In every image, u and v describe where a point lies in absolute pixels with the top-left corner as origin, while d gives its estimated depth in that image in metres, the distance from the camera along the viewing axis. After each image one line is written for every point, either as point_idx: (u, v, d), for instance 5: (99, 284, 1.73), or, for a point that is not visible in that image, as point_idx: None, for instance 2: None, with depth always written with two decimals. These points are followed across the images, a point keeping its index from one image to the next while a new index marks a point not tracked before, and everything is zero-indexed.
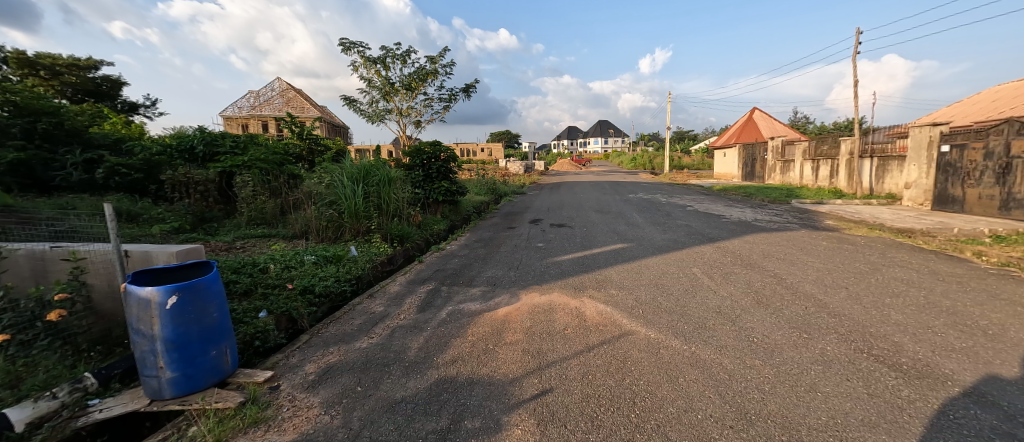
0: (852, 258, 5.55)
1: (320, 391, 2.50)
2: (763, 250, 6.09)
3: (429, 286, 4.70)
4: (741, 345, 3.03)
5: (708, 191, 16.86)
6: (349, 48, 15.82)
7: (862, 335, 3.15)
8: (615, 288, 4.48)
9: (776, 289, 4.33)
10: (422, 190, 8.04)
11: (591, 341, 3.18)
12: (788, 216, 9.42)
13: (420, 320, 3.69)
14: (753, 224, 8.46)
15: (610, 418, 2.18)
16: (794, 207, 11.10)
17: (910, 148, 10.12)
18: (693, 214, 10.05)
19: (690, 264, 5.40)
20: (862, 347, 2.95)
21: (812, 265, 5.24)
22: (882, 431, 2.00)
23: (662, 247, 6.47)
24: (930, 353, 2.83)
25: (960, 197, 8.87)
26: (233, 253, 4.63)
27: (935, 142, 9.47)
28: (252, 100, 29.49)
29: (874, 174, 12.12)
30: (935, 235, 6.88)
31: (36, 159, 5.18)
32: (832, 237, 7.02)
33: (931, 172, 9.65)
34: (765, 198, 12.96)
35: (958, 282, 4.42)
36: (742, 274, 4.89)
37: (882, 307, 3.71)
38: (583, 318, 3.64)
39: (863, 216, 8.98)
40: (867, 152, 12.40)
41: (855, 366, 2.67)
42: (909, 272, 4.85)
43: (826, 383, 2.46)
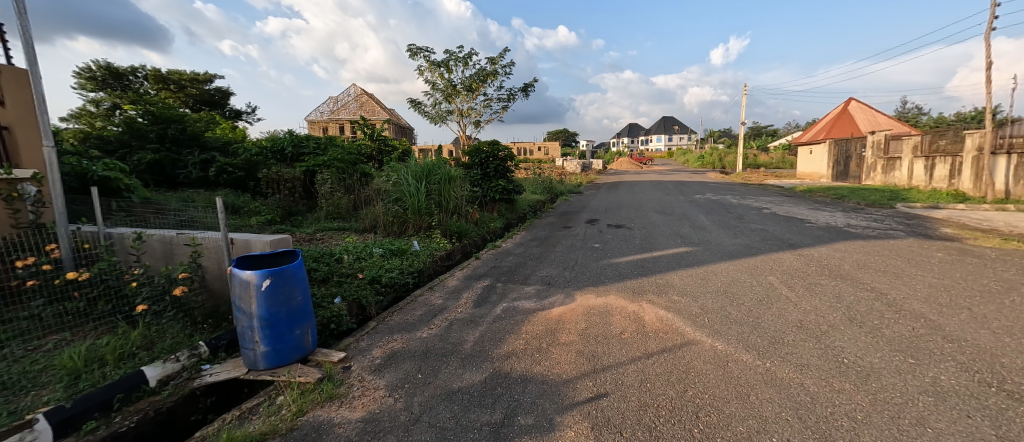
0: (977, 274, 4.78)
1: (386, 375, 2.70)
2: (855, 260, 5.48)
3: (485, 282, 4.85)
4: (825, 365, 2.78)
5: (788, 192, 15.46)
6: (417, 53, 16.64)
7: (989, 366, 2.73)
8: (678, 294, 4.30)
9: (874, 305, 3.87)
10: (480, 188, 8.26)
11: (649, 348, 3.10)
12: (888, 222, 8.36)
13: (477, 315, 3.82)
14: (844, 230, 7.63)
15: (669, 430, 2.13)
16: (896, 212, 9.81)
17: None
18: (769, 217, 9.31)
19: (764, 273, 5.01)
20: (989, 379, 2.57)
21: (921, 280, 4.61)
22: None
23: (731, 252, 6.08)
24: None
25: None
26: (314, 244, 5.13)
27: None
28: (332, 105, 32.19)
29: (1012, 173, 10.37)
30: None
31: (166, 159, 6.15)
32: (950, 248, 6.10)
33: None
34: (860, 201, 11.59)
35: None
36: (827, 286, 4.45)
37: (1017, 335, 3.18)
38: (641, 324, 3.55)
39: (988, 225, 7.69)
40: (1003, 147, 10.59)
41: (977, 402, 2.33)
42: None
43: (938, 418, 2.18)
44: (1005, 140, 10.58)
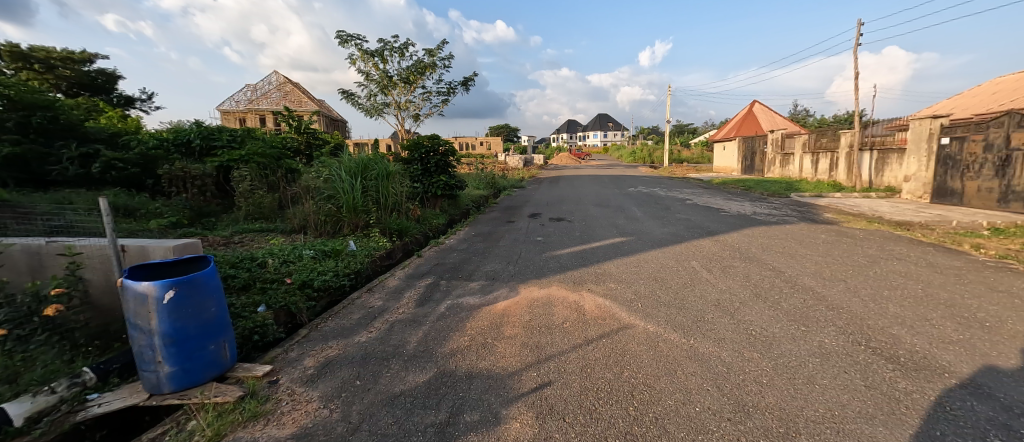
0: (850, 251, 5.58)
1: (319, 385, 2.51)
2: (761, 243, 6.12)
3: (428, 280, 4.70)
4: (738, 338, 3.06)
5: (708, 185, 16.88)
6: (347, 40, 15.70)
7: (859, 328, 3.19)
8: (614, 281, 4.49)
9: (774, 282, 4.34)
10: (421, 184, 8.03)
11: (589, 334, 3.19)
12: (787, 210, 9.45)
13: (420, 314, 3.69)
14: (753, 218, 8.48)
15: (607, 411, 2.20)
16: (793, 200, 11.13)
17: (910, 140, 9.90)
18: (693, 207, 10.08)
19: (689, 258, 5.41)
20: (860, 339, 3.00)
21: (810, 258, 5.28)
22: (876, 424, 2.06)
23: (661, 240, 6.49)
24: (928, 346, 2.89)
25: (958, 190, 8.72)
26: (231, 247, 4.63)
27: (935, 134, 9.23)
28: (249, 94, 29.37)
29: (874, 167, 12.15)
30: (933, 228, 6.84)
31: (32, 153, 5.17)
32: (830, 230, 7.06)
33: (931, 165, 9.43)
34: (765, 191, 12.99)
35: (955, 275, 4.49)
36: (740, 268, 4.92)
37: (880, 300, 3.77)
38: (582, 312, 3.65)
39: (861, 210, 8.99)
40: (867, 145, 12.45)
41: (851, 359, 2.73)
42: (906, 265, 4.87)
43: (822, 376, 2.52)
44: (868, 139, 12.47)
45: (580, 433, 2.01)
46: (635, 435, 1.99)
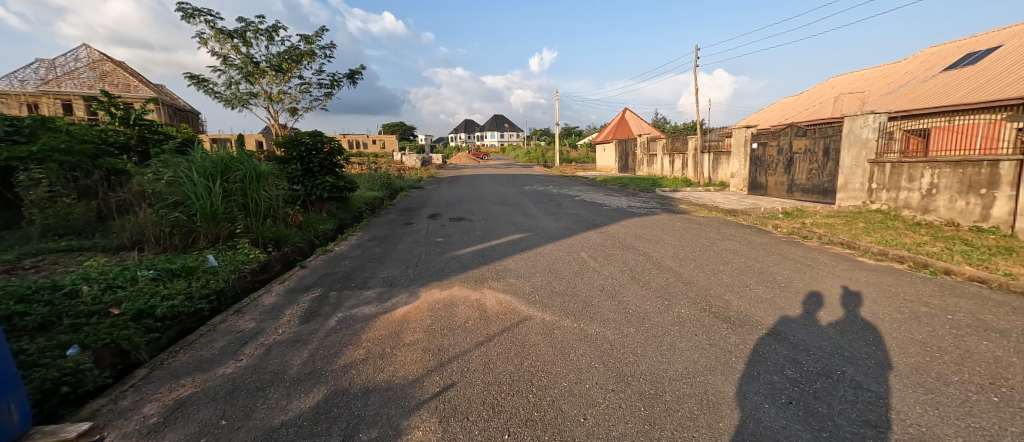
0: (699, 234, 6.69)
1: (168, 435, 2.07)
2: (636, 232, 6.94)
3: (315, 293, 4.24)
4: (619, 317, 3.41)
5: (592, 182, 18.54)
6: (193, 16, 13.27)
7: (705, 297, 3.84)
8: (514, 276, 4.63)
9: (644, 266, 4.96)
10: (301, 186, 7.18)
11: (491, 330, 3.23)
12: (653, 203, 10.90)
13: (303, 332, 3.31)
14: (629, 210, 9.58)
15: (510, 402, 2.25)
16: (659, 194, 12.88)
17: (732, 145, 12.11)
18: (580, 203, 10.97)
19: (579, 249, 5.87)
20: (705, 306, 3.62)
21: (671, 242, 6.18)
22: (718, 374, 2.52)
23: (555, 235, 6.91)
24: (750, 306, 3.64)
25: (765, 183, 10.98)
26: (19, 276, 3.52)
27: (747, 141, 11.57)
28: (46, 73, 22.78)
29: (710, 166, 14.65)
30: (750, 213, 8.55)
31: None
32: (684, 218, 8.36)
33: (746, 163, 11.68)
34: (637, 187, 14.78)
35: (766, 249, 5.72)
36: (620, 255, 5.51)
37: (717, 273, 4.59)
38: (483, 309, 3.68)
39: (705, 200, 10.81)
40: (704, 148, 15.06)
41: (700, 323, 3.27)
42: (736, 243, 6.03)
43: (682, 340, 2.96)
44: (705, 144, 15.09)
45: (483, 430, 2.02)
46: (535, 421, 2.07)
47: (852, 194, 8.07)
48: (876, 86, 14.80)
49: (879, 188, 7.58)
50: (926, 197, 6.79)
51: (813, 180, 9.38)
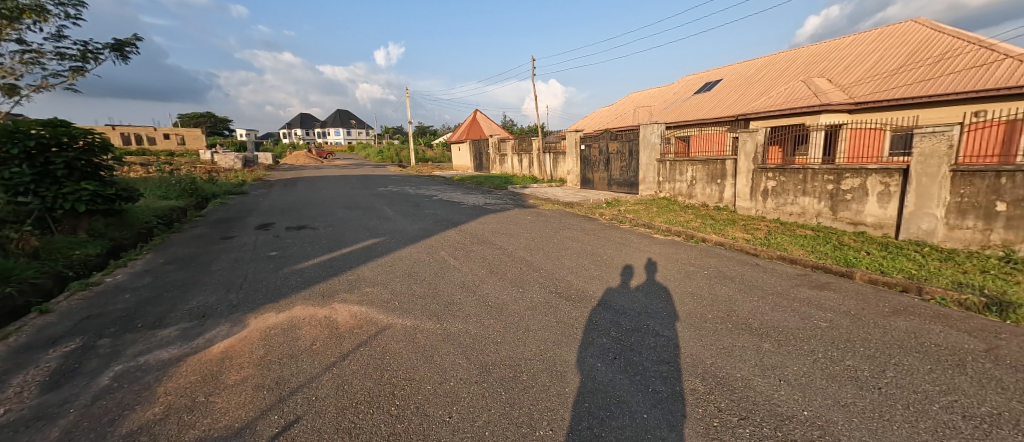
0: (546, 226, 7.52)
1: None
2: (492, 228, 7.39)
3: (74, 344, 3.20)
4: (480, 310, 3.65)
5: (449, 181, 18.78)
6: None
7: (552, 281, 4.40)
8: (370, 285, 4.45)
9: (498, 259, 5.34)
10: (38, 197, 5.25)
11: (347, 348, 3.07)
12: (506, 199, 11.71)
13: (54, 402, 2.44)
14: (484, 207, 10.07)
15: (370, 420, 2.20)
16: (511, 191, 13.88)
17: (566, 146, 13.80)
18: (438, 202, 11.04)
19: (438, 249, 5.95)
20: (552, 289, 4.15)
21: (523, 234, 6.80)
22: (556, 348, 2.94)
23: (413, 236, 6.84)
24: (587, 283, 4.34)
25: (592, 179, 12.93)
26: None
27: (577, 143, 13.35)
28: None
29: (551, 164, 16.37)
30: (583, 204, 9.98)
31: None
32: (533, 211, 9.24)
33: (576, 161, 13.57)
34: (491, 185, 15.61)
35: (597, 234, 6.81)
36: (478, 251, 5.80)
37: (561, 258, 5.28)
38: (335, 327, 3.44)
39: (549, 195, 12.13)
40: (545, 149, 16.77)
41: (547, 305, 3.73)
42: (575, 231, 7.00)
43: (534, 323, 3.36)
44: (546, 145, 16.81)
45: None
46: (400, 433, 2.09)
47: (648, 185, 10.17)
48: (660, 99, 18.86)
49: (664, 181, 9.79)
50: (690, 186, 9.07)
51: (624, 175, 11.46)
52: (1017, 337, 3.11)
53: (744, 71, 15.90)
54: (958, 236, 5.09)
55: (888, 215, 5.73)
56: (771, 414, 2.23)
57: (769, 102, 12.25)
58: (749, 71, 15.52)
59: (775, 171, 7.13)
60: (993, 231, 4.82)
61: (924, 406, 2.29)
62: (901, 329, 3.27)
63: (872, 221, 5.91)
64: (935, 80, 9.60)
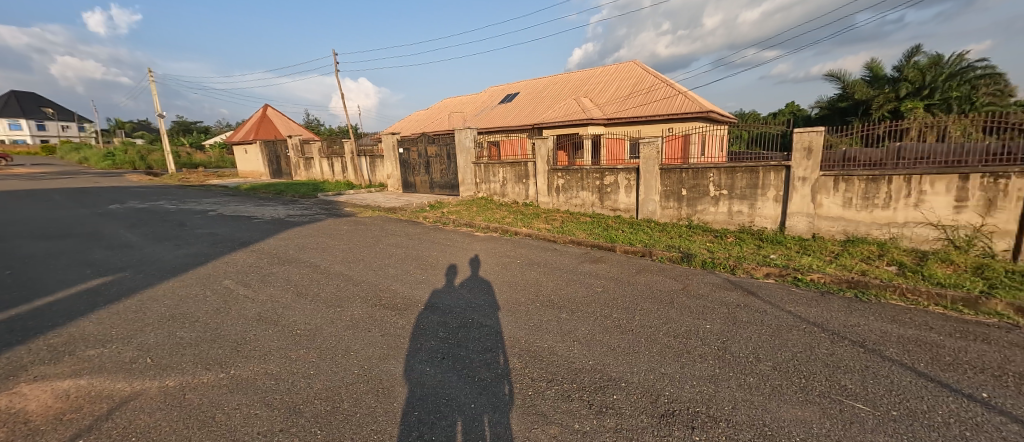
0: (364, 235, 7.05)
1: None
2: (298, 244, 6.46)
3: None
4: (285, 341, 3.15)
5: (234, 191, 15.45)
6: None
7: (375, 293, 4.18)
8: (111, 338, 3.26)
9: (309, 276, 4.75)
10: None
11: (59, 436, 2.09)
12: (314, 209, 10.45)
13: None
14: (285, 221, 8.71)
15: None
16: (319, 200, 12.42)
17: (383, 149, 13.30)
18: (219, 219, 8.94)
19: (222, 277, 4.83)
20: (375, 301, 3.94)
21: (337, 247, 6.19)
22: (378, 364, 2.82)
23: (183, 265, 5.36)
24: (412, 289, 4.31)
25: (412, 182, 12.86)
26: None
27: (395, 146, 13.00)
28: None
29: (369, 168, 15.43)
30: (406, 209, 9.79)
31: None
32: (349, 221, 8.53)
33: (397, 166, 13.19)
34: (294, 193, 13.60)
35: (421, 238, 6.79)
36: (279, 273, 4.93)
37: (383, 268, 5.06)
38: (21, 415, 2.26)
39: (367, 201, 11.42)
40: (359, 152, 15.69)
41: (371, 319, 3.54)
42: (398, 237, 6.83)
43: (355, 341, 3.14)
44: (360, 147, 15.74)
45: None
46: None
47: (468, 187, 10.79)
48: (470, 107, 20.18)
49: (481, 182, 10.53)
50: (503, 187, 10.03)
51: (444, 178, 11.81)
52: (698, 276, 4.69)
53: (535, 86, 18.47)
54: (666, 213, 7.19)
55: (632, 201, 7.63)
56: (570, 371, 2.75)
57: (555, 114, 14.61)
58: (539, 87, 18.19)
59: (563, 171, 8.60)
60: (681, 208, 7.02)
61: (656, 336, 3.27)
62: (644, 283, 4.49)
63: (624, 206, 7.77)
64: (651, 104, 13.25)
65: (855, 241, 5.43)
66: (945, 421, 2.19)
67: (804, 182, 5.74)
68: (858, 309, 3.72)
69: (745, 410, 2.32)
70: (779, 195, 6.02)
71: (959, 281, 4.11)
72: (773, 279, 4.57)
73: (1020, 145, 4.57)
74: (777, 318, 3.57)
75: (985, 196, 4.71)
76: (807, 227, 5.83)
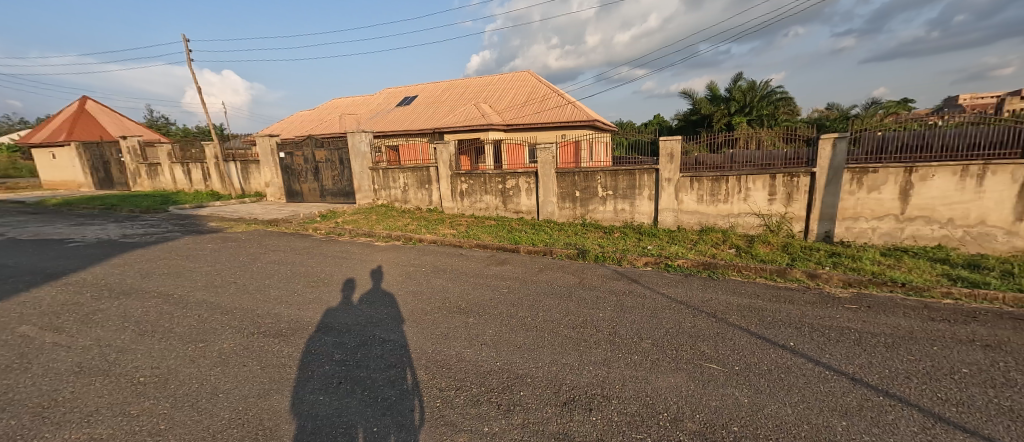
0: (235, 253, 6.06)
1: None
2: (141, 270, 5.26)
3: None
4: (122, 394, 2.47)
5: (43, 208, 12.07)
6: None
7: (251, 319, 3.61)
8: None
9: (159, 307, 3.91)
10: None
11: None
12: (166, 226, 8.70)
13: None
14: (124, 242, 7.06)
15: None
16: (172, 214, 10.39)
17: (259, 153, 11.74)
18: (16, 246, 6.84)
19: (19, 320, 3.66)
20: (251, 330, 3.39)
21: (199, 270, 5.21)
22: (258, 402, 2.42)
23: None
24: (297, 311, 3.82)
25: (299, 191, 11.60)
26: None
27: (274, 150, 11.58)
28: None
29: (241, 175, 13.50)
30: (291, 220, 8.74)
31: None
32: (215, 238, 7.28)
33: (279, 173, 11.77)
34: (135, 207, 11.14)
35: (308, 252, 6.09)
36: (112, 307, 3.92)
37: (260, 290, 4.40)
38: None
39: (240, 214, 9.92)
40: (228, 156, 13.61)
41: (247, 350, 3.04)
42: (279, 253, 6.04)
43: (226, 379, 2.65)
44: (228, 152, 13.64)
45: None
46: None
47: (365, 194, 10.11)
48: (363, 109, 19.03)
49: (379, 189, 9.97)
50: (404, 192, 9.63)
51: (336, 185, 10.92)
52: (592, 270, 5.05)
53: (433, 90, 18.25)
54: (564, 213, 7.63)
55: (533, 203, 7.95)
56: (478, 374, 2.72)
57: (455, 118, 14.59)
58: (437, 91, 18.01)
59: (466, 176, 8.56)
60: (577, 208, 7.51)
61: (557, 329, 3.42)
62: (546, 280, 4.68)
63: (526, 208, 8.04)
64: (545, 111, 14.10)
65: (705, 230, 6.41)
66: (771, 370, 2.71)
67: (669, 182, 6.59)
68: (711, 286, 4.39)
69: (634, 386, 2.54)
70: (651, 194, 6.82)
71: (774, 257, 5.15)
72: (650, 267, 5.13)
73: (805, 152, 5.82)
74: (653, 300, 4.01)
75: (785, 191, 5.93)
76: (674, 220, 6.70)
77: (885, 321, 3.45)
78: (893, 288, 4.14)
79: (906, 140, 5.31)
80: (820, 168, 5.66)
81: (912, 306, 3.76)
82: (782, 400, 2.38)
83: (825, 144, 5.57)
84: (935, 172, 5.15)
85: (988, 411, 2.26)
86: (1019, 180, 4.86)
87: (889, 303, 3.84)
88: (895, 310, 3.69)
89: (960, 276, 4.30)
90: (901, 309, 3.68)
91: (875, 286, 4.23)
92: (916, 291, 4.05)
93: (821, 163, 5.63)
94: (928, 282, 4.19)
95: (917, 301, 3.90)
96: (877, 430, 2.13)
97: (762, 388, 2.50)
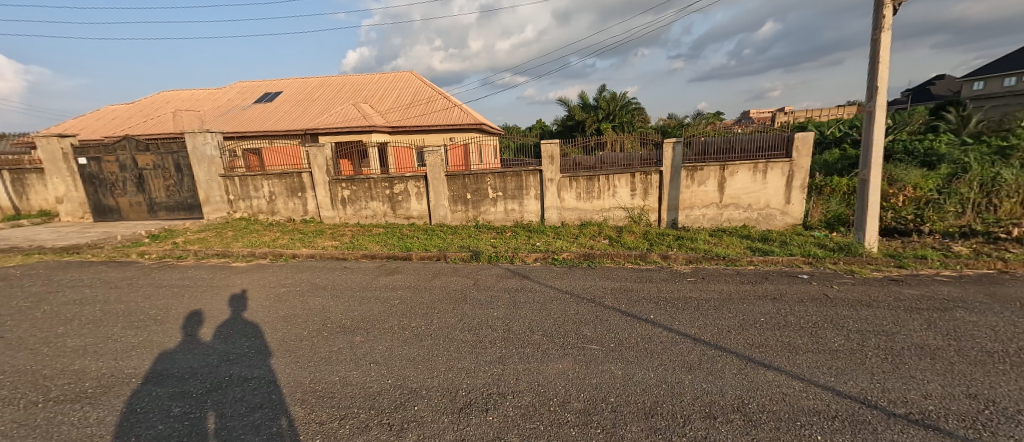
0: (4, 298, 4.50)
1: None
2: None
3: None
4: None
5: None
6: None
7: (31, 384, 2.70)
8: None
9: None
10: None
11: None
12: None
13: None
14: None
15: None
16: None
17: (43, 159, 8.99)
18: None
19: None
20: (34, 398, 2.53)
21: None
22: None
23: None
24: (112, 362, 2.99)
25: (114, 207, 9.25)
26: None
27: (70, 155, 9.01)
28: None
29: (13, 190, 10.23)
30: (103, 245, 6.90)
31: None
32: None
33: (78, 184, 9.22)
34: None
35: (128, 285, 4.85)
36: None
37: (49, 342, 3.33)
38: None
39: (16, 241, 7.47)
40: None
41: (28, 427, 2.26)
42: (81, 291, 4.68)
43: None
44: None
45: None
46: None
47: (215, 206, 8.57)
48: (208, 105, 16.09)
49: (235, 199, 8.57)
50: (269, 202, 8.43)
51: (172, 197, 9.05)
52: (485, 270, 5.07)
53: (301, 87, 16.41)
54: (456, 216, 7.55)
55: (424, 208, 7.68)
56: (365, 398, 2.46)
57: (330, 119, 13.35)
58: (305, 88, 16.25)
59: (348, 182, 7.87)
60: (469, 211, 7.49)
61: (452, 334, 3.32)
62: (440, 286, 4.53)
63: (417, 213, 7.74)
64: (430, 113, 13.83)
65: (586, 224, 6.98)
66: (637, 342, 3.04)
67: (552, 182, 7.00)
68: (590, 274, 4.77)
69: (524, 378, 2.59)
70: (535, 194, 7.17)
71: (637, 244, 5.86)
72: (539, 262, 5.37)
73: (653, 155, 6.70)
74: (543, 293, 4.18)
75: (643, 186, 6.78)
76: (559, 218, 7.14)
77: (713, 288, 4.15)
78: (718, 262, 5.02)
79: (719, 144, 6.49)
80: (666, 166, 6.60)
81: (729, 274, 4.60)
82: (647, 366, 2.67)
83: (666, 147, 6.53)
84: (738, 168, 6.44)
85: (778, 347, 2.87)
86: (786, 174, 6.32)
87: (716, 273, 4.64)
88: (719, 278, 4.47)
89: (758, 246, 5.42)
90: (723, 277, 4.47)
91: (707, 261, 5.07)
92: (731, 262, 4.97)
93: (665, 163, 6.58)
94: (737, 254, 5.18)
95: (732, 269, 4.80)
96: (711, 377, 2.53)
97: (631, 359, 2.78)
